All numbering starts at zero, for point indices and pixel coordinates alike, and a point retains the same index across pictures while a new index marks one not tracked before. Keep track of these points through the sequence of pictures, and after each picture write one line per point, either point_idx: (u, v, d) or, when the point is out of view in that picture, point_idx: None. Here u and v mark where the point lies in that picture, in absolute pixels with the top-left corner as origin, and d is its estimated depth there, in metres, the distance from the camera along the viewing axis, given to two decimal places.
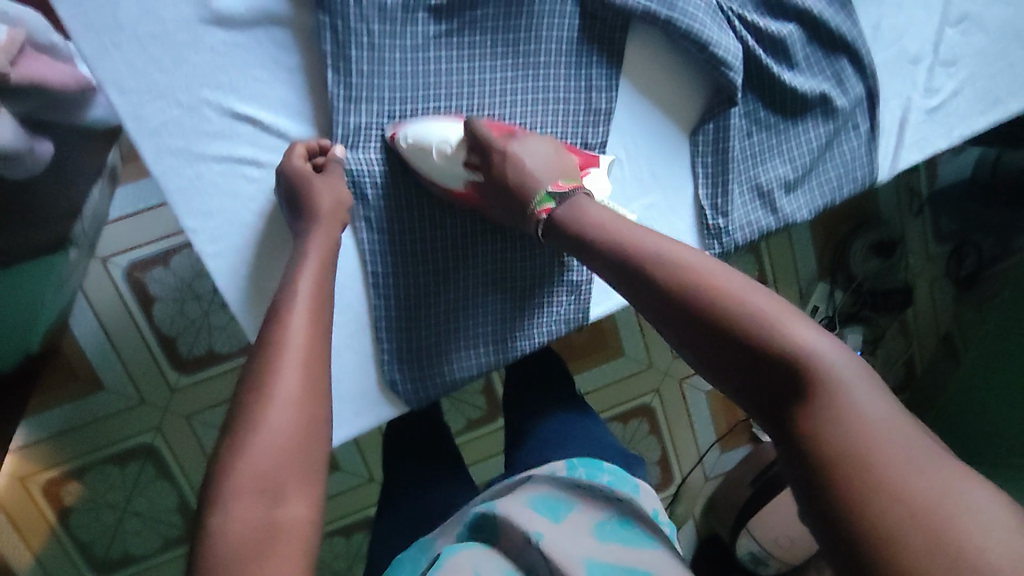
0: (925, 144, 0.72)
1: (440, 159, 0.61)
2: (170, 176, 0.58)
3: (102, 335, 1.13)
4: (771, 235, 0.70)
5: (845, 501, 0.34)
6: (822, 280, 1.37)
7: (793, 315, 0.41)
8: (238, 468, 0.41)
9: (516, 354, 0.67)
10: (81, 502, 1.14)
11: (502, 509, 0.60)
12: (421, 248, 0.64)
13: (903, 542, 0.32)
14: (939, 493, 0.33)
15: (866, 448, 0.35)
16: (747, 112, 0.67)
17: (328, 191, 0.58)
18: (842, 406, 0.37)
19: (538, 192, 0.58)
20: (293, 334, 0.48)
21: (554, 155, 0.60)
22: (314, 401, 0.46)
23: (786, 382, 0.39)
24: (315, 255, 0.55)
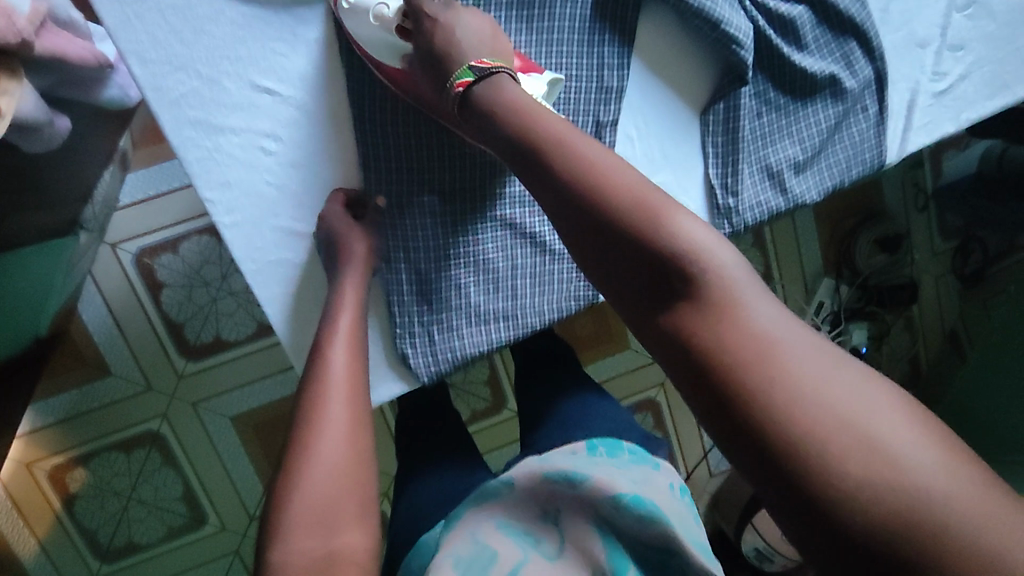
0: (932, 128, 0.73)
1: (375, 23, 0.60)
2: (189, 148, 0.58)
3: (110, 320, 1.14)
4: (780, 216, 0.70)
5: (744, 400, 0.35)
6: (828, 274, 1.38)
7: (681, 212, 0.42)
8: (299, 503, 0.45)
9: (520, 329, 0.67)
10: (86, 489, 1.15)
11: (518, 481, 0.60)
12: (398, 215, 0.64)
13: (803, 434, 0.33)
14: (833, 387, 0.34)
15: (764, 349, 0.35)
16: (757, 92, 0.68)
17: (359, 238, 0.61)
18: (739, 310, 0.37)
19: (459, 65, 0.57)
20: (335, 374, 0.53)
21: (491, 38, 0.59)
22: (360, 438, 0.50)
23: (676, 284, 0.40)
24: (352, 293, 0.59)
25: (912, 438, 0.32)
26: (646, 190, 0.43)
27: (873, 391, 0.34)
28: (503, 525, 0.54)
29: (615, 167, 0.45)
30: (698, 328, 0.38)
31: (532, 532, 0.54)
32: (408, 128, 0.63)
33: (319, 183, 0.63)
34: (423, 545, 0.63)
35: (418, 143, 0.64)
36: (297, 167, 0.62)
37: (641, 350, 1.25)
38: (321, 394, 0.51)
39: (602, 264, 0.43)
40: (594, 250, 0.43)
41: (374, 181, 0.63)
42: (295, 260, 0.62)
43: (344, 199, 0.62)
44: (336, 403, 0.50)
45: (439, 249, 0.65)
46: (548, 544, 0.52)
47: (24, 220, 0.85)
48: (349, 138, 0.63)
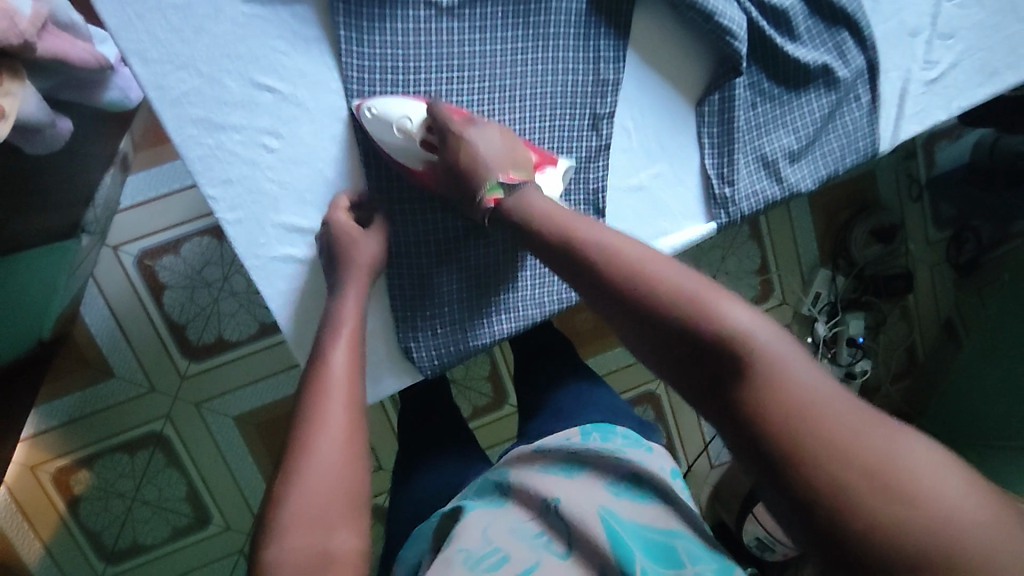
0: (924, 116, 0.74)
1: (401, 137, 0.61)
2: (191, 146, 0.59)
3: (112, 322, 1.14)
4: (776, 204, 0.71)
5: (793, 474, 0.36)
6: (824, 265, 1.39)
7: (721, 294, 0.43)
8: (294, 502, 0.45)
9: (523, 322, 0.68)
10: (90, 490, 1.15)
11: (517, 479, 0.62)
12: (416, 309, 0.65)
13: (852, 505, 0.34)
14: (878, 455, 0.35)
15: (812, 418, 0.36)
16: (751, 83, 0.69)
17: (367, 245, 0.61)
18: (786, 380, 0.38)
19: (486, 179, 0.60)
20: (335, 379, 0.53)
21: (508, 145, 0.61)
22: (356, 439, 0.50)
23: (719, 361, 0.41)
24: (354, 300, 0.59)
25: (958, 502, 0.33)
26: (679, 275, 0.44)
27: (916, 455, 0.35)
28: (508, 526, 0.56)
29: (654, 257, 0.47)
30: (743, 401, 0.39)
31: (540, 531, 0.56)
32: (424, 229, 0.66)
33: (321, 180, 0.64)
34: (417, 537, 0.65)
35: None
36: (299, 164, 0.63)
37: None
38: (320, 396, 0.51)
39: (646, 343, 0.45)
40: (638, 331, 0.45)
41: (376, 175, 0.64)
42: (302, 257, 0.63)
43: (348, 206, 0.63)
44: (334, 407, 0.51)
45: (461, 335, 0.66)
46: (556, 541, 0.54)
47: (27, 223, 0.85)
48: (348, 134, 0.63)
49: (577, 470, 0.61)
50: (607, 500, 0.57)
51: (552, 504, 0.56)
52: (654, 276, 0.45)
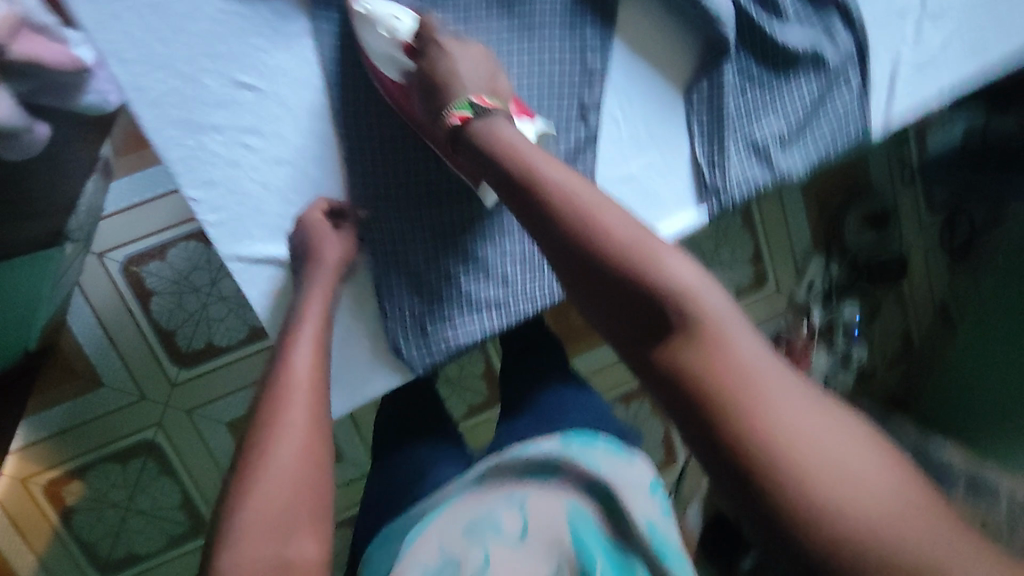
0: (915, 99, 0.73)
1: (386, 36, 0.60)
2: (172, 146, 0.57)
3: (100, 330, 1.12)
4: (768, 191, 0.70)
5: (719, 431, 0.36)
6: (818, 252, 1.39)
7: (671, 250, 0.43)
8: (250, 508, 0.43)
9: (516, 316, 0.66)
10: (83, 501, 1.14)
11: (486, 475, 0.62)
12: (385, 238, 0.64)
13: (774, 469, 0.34)
14: (796, 418, 0.36)
15: (744, 383, 0.37)
16: (740, 69, 0.68)
17: (336, 244, 0.59)
18: (723, 343, 0.39)
19: (459, 96, 0.57)
20: (298, 379, 0.51)
21: (487, 70, 0.59)
22: (319, 441, 0.48)
23: (664, 316, 0.40)
24: (320, 296, 0.58)
25: (867, 469, 0.34)
26: (630, 227, 0.44)
27: (834, 424, 0.36)
28: (466, 518, 0.56)
29: (603, 203, 0.45)
30: (682, 358, 0.39)
31: (494, 516, 0.56)
32: (394, 149, 0.63)
33: (305, 180, 0.62)
34: (387, 535, 0.63)
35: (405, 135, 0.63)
36: (282, 164, 0.61)
37: None
38: (280, 397, 0.49)
39: (593, 297, 0.44)
40: (586, 281, 0.44)
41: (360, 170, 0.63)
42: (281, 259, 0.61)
43: (324, 208, 0.61)
44: (295, 408, 0.49)
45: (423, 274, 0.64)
46: (509, 525, 0.55)
47: (7, 232, 0.84)
48: (332, 132, 0.62)
49: (547, 471, 0.61)
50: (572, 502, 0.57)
51: (517, 505, 0.57)
52: (606, 226, 0.44)
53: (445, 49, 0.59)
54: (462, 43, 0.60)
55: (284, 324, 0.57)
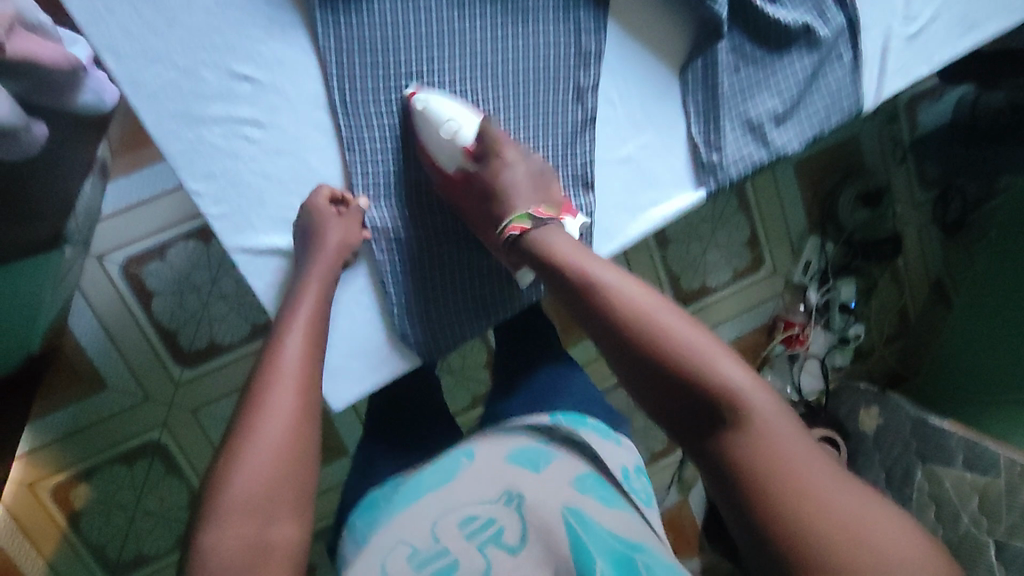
0: (905, 71, 0.74)
1: (445, 137, 0.63)
2: (171, 140, 0.57)
3: (102, 332, 1.12)
4: (764, 169, 0.71)
5: (766, 515, 0.44)
6: (813, 233, 1.39)
7: (724, 353, 0.50)
8: (231, 492, 0.45)
9: (519, 302, 0.69)
10: (90, 504, 1.14)
11: (479, 460, 0.61)
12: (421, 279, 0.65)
13: (816, 554, 0.42)
14: (829, 505, 0.44)
15: (789, 479, 0.45)
16: (734, 47, 0.69)
17: (337, 229, 0.59)
18: (770, 441, 0.46)
19: (515, 212, 0.65)
20: (289, 364, 0.52)
21: (537, 177, 0.66)
22: (308, 429, 0.50)
23: (718, 412, 0.48)
24: (318, 282, 0.58)
25: (884, 547, 0.42)
26: (684, 331, 0.51)
27: (858, 509, 0.44)
28: (460, 512, 0.57)
29: (657, 306, 0.53)
30: (736, 450, 0.47)
31: (492, 517, 0.56)
32: (443, 231, 0.66)
33: (306, 170, 0.62)
34: (370, 506, 0.65)
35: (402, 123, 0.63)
36: (282, 154, 0.61)
37: None
38: (270, 383, 0.51)
39: (655, 393, 0.51)
40: (648, 375, 0.51)
41: (359, 157, 0.62)
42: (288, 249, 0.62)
43: (329, 192, 0.61)
44: (282, 396, 0.50)
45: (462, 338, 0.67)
46: (509, 531, 0.56)
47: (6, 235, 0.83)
48: (330, 120, 0.61)
49: (541, 462, 0.61)
50: (569, 495, 0.57)
51: (513, 501, 0.57)
52: (668, 328, 0.51)
53: (506, 162, 0.66)
54: (518, 152, 0.66)
55: (280, 305, 0.58)
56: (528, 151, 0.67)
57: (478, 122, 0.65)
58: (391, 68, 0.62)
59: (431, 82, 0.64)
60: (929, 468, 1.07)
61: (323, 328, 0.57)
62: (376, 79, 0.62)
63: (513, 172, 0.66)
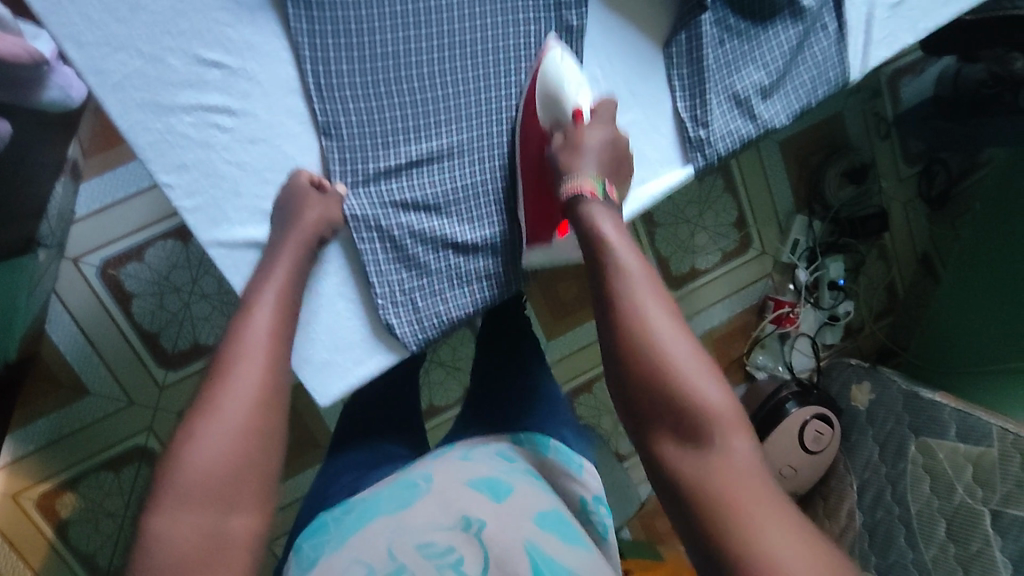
0: (891, 40, 0.73)
1: (553, 91, 0.60)
2: (139, 132, 0.55)
3: (82, 337, 1.10)
4: (752, 143, 0.70)
5: (728, 558, 0.39)
6: (800, 212, 1.38)
7: (705, 368, 0.45)
8: (187, 475, 0.43)
9: (508, 288, 0.66)
10: (78, 513, 1.11)
11: (438, 487, 0.59)
12: (421, 247, 0.63)
13: None
14: (791, 552, 0.38)
15: (748, 520, 0.39)
16: (718, 19, 0.67)
17: (316, 207, 0.57)
18: (740, 476, 0.41)
19: (584, 173, 0.55)
20: (254, 342, 0.50)
21: (609, 164, 0.58)
22: (273, 412, 0.48)
23: (691, 431, 0.43)
24: (284, 265, 0.56)
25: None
26: (674, 338, 0.45)
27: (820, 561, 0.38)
28: (418, 539, 0.54)
29: (654, 301, 0.47)
30: (702, 477, 0.42)
31: (451, 546, 0.53)
32: (447, 188, 0.63)
33: (282, 158, 0.60)
34: (319, 527, 0.61)
35: (382, 104, 0.60)
36: (256, 142, 0.59)
37: None
38: (231, 363, 0.48)
39: (626, 407, 0.46)
40: (619, 379, 0.46)
41: (335, 143, 0.60)
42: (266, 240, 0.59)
43: (308, 176, 0.59)
44: (243, 379, 0.47)
45: (486, 297, 0.66)
46: (469, 560, 0.53)
47: None
48: (304, 105, 0.59)
49: (502, 493, 0.59)
50: (530, 529, 0.55)
51: (473, 528, 0.55)
52: (655, 328, 0.46)
53: (588, 130, 0.58)
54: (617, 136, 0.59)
55: (246, 287, 0.56)
56: (618, 145, 0.59)
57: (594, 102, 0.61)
58: (366, 50, 0.59)
59: (412, 65, 0.61)
60: (922, 442, 1.07)
61: (292, 314, 0.54)
62: (349, 62, 0.59)
63: (596, 137, 0.58)
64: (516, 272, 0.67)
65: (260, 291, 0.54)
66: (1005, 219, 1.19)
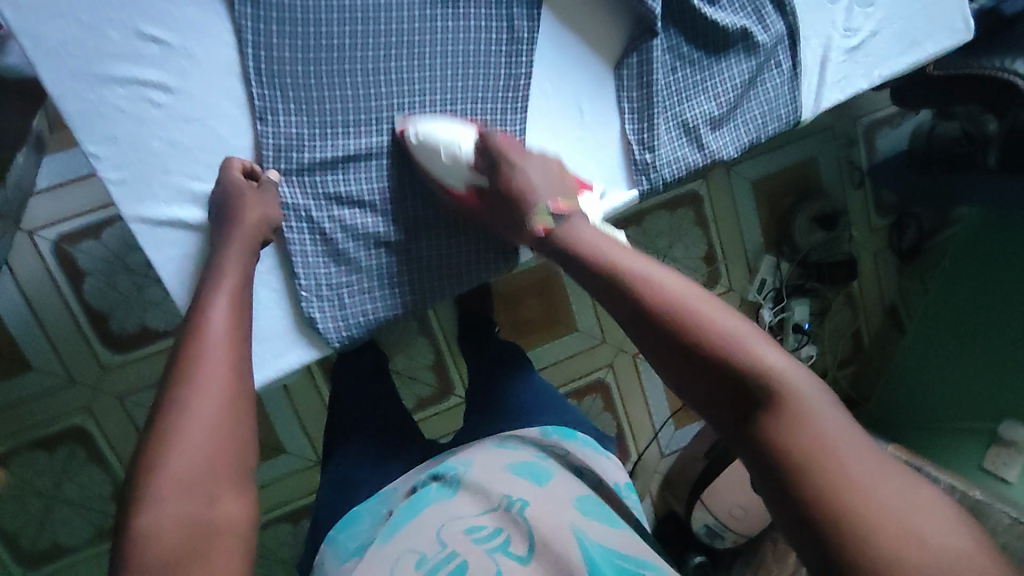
0: (846, 84, 0.73)
1: (448, 161, 0.62)
2: (69, 99, 0.54)
3: (28, 310, 1.07)
4: (699, 172, 0.71)
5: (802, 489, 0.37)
6: (768, 252, 1.38)
7: (762, 339, 0.43)
8: (168, 468, 0.41)
9: (441, 295, 0.66)
10: (7, 490, 1.09)
11: (478, 474, 0.57)
12: (353, 242, 0.62)
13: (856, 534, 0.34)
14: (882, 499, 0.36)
15: (834, 465, 0.37)
16: (670, 47, 0.68)
17: (257, 205, 0.57)
18: (815, 429, 0.39)
19: (538, 206, 0.58)
20: (217, 332, 0.49)
21: (554, 176, 0.61)
22: (242, 400, 0.46)
23: (755, 398, 0.41)
24: (238, 257, 0.55)
25: (964, 544, 0.34)
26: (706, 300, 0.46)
27: (922, 496, 0.36)
28: (467, 522, 0.52)
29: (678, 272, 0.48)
30: (777, 435, 0.39)
31: (499, 526, 0.51)
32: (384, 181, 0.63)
33: (215, 140, 0.59)
34: (354, 521, 0.60)
35: (322, 96, 0.60)
36: (189, 121, 0.58)
37: (586, 333, 1.25)
38: (196, 355, 0.47)
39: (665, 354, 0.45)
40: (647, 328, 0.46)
41: (271, 129, 0.59)
42: (192, 222, 0.58)
43: (241, 166, 0.58)
44: (214, 366, 0.47)
45: (419, 300, 0.65)
46: (516, 541, 0.50)
47: None
48: (242, 89, 0.59)
49: (542, 477, 0.57)
50: (575, 512, 0.53)
51: (516, 506, 0.53)
52: (701, 315, 0.44)
53: (517, 165, 0.61)
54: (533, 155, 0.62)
55: (195, 293, 0.54)
56: (535, 156, 0.62)
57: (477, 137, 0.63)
58: (311, 39, 0.59)
59: (357, 61, 0.61)
60: None
61: (246, 309, 0.53)
62: (292, 49, 0.59)
63: (528, 164, 0.61)
64: (453, 276, 0.66)
65: (216, 283, 0.53)
66: (984, 277, 1.18)
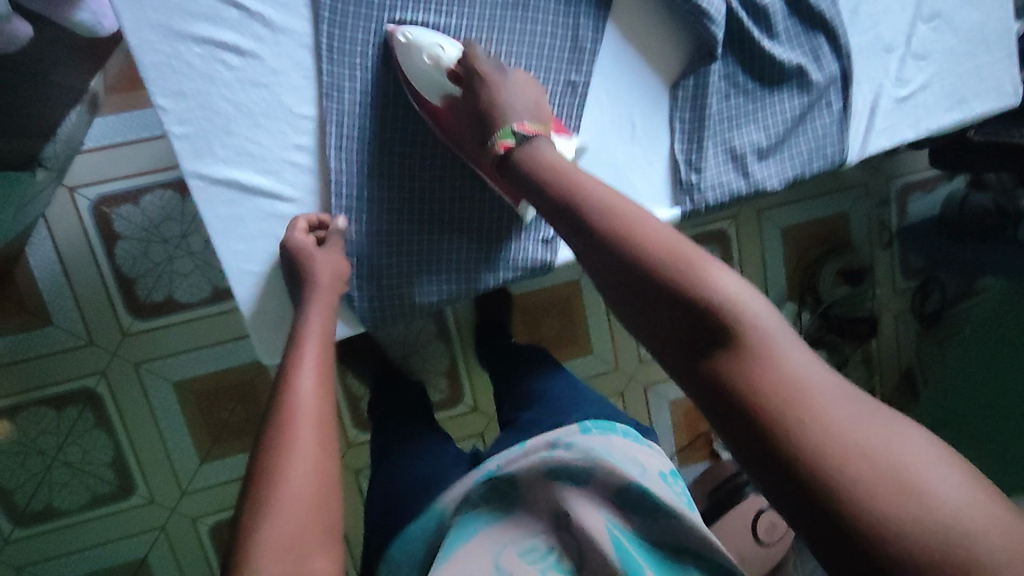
0: (892, 132, 0.75)
1: (428, 66, 0.61)
2: (145, 51, 0.55)
3: (57, 266, 1.07)
4: (742, 200, 0.72)
5: (773, 442, 0.33)
6: (790, 300, 1.38)
7: (715, 268, 0.40)
8: (262, 533, 0.40)
9: (479, 287, 0.69)
10: (8, 443, 1.10)
11: (520, 479, 0.55)
12: (404, 227, 0.65)
13: (839, 475, 0.31)
14: (855, 423, 0.32)
15: (798, 397, 0.34)
16: (726, 74, 0.70)
17: (329, 264, 0.59)
18: (774, 360, 0.35)
19: (504, 126, 0.59)
20: (304, 396, 0.49)
21: (535, 101, 0.62)
22: (328, 459, 0.46)
23: (713, 336, 0.38)
24: (318, 319, 0.57)
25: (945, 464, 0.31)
26: (658, 234, 0.43)
27: (913, 436, 0.32)
28: (518, 545, 0.49)
29: (618, 203, 0.47)
30: (736, 377, 0.36)
31: (548, 546, 0.49)
32: (440, 170, 0.66)
33: (276, 106, 0.60)
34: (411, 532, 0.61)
35: (387, 80, 0.63)
36: (258, 86, 0.60)
37: (601, 358, 1.25)
38: (282, 423, 0.46)
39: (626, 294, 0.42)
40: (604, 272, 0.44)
41: (335, 105, 0.62)
42: (245, 184, 0.60)
43: (306, 224, 0.62)
44: (304, 431, 0.46)
45: (457, 288, 0.68)
46: (566, 557, 0.48)
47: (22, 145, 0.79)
48: (313, 63, 0.61)
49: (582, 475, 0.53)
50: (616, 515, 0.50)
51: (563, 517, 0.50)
52: (647, 247, 0.42)
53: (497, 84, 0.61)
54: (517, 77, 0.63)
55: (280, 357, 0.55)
56: (518, 74, 0.63)
57: (461, 46, 0.63)
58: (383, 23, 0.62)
59: None
60: None
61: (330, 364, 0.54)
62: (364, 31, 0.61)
63: (511, 92, 0.61)
64: (485, 265, 0.69)
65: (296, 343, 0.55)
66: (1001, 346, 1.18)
